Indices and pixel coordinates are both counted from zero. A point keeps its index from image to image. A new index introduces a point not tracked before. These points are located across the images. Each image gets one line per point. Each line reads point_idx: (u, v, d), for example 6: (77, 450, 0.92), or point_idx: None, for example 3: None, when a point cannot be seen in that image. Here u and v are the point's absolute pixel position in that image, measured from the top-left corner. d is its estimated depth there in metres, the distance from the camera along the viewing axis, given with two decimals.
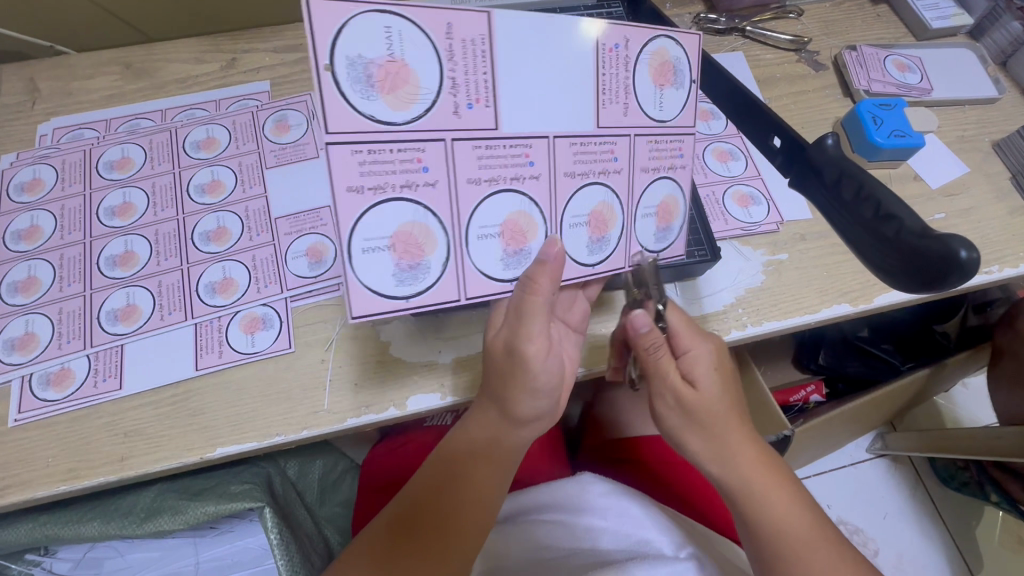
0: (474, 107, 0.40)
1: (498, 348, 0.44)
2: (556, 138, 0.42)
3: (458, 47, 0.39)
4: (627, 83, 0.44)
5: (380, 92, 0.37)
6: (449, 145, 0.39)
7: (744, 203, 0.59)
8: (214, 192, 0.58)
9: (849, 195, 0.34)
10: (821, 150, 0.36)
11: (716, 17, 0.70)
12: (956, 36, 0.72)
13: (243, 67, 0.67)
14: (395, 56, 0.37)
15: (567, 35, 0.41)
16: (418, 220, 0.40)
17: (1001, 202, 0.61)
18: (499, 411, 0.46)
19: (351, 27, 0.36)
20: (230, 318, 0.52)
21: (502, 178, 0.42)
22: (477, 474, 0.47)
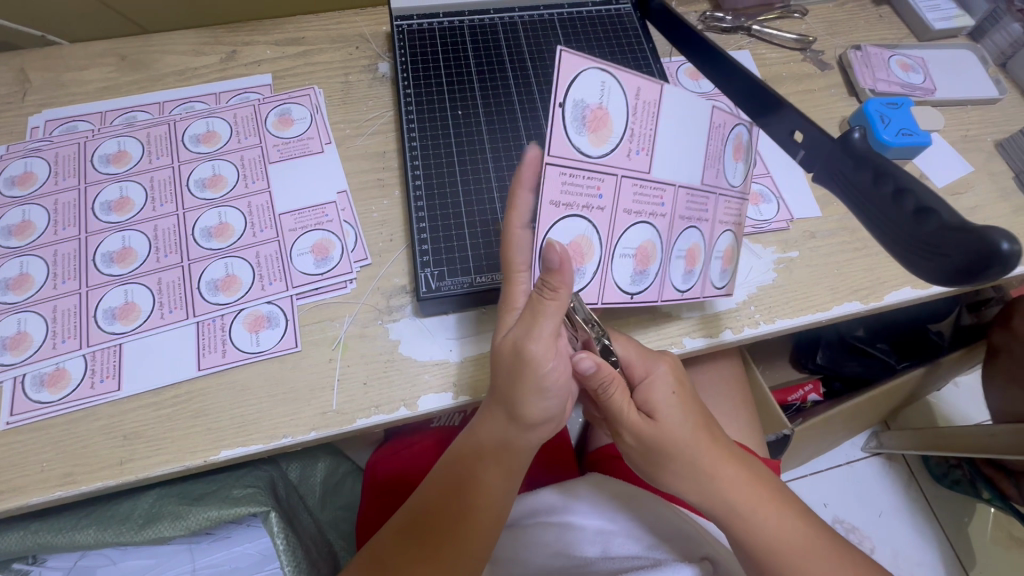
0: (640, 154, 0.42)
1: (503, 343, 0.41)
2: (679, 188, 0.45)
3: (643, 108, 0.41)
4: (718, 152, 0.45)
5: (585, 126, 0.39)
6: (619, 181, 0.42)
7: (754, 201, 0.59)
8: (215, 187, 0.56)
9: (884, 192, 0.32)
10: (848, 147, 0.34)
11: (721, 16, 0.71)
12: (957, 38, 0.73)
13: (244, 60, 0.66)
14: (603, 104, 0.39)
15: (694, 111, 0.43)
16: (587, 235, 0.43)
17: (1004, 201, 0.62)
18: (510, 417, 0.43)
19: (580, 78, 0.38)
20: (234, 317, 0.51)
21: (644, 212, 0.44)
22: (485, 482, 0.45)
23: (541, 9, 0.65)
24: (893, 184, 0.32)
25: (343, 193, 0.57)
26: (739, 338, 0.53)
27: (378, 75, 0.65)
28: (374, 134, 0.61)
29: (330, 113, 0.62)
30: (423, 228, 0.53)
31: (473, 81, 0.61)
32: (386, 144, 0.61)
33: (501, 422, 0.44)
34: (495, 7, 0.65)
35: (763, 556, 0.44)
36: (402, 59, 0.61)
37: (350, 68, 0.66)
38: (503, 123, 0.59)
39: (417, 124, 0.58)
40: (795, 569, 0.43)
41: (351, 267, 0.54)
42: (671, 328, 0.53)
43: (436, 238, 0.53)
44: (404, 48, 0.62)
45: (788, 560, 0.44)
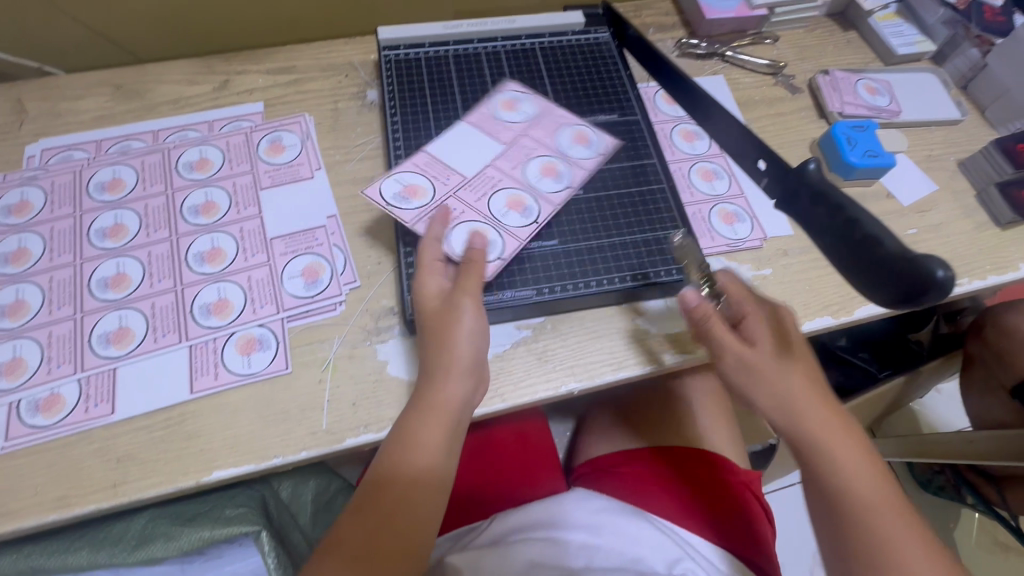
0: (450, 178, 0.56)
1: (430, 306, 0.47)
2: (496, 162, 0.58)
3: (427, 163, 0.56)
4: (486, 129, 0.60)
5: (403, 194, 0.54)
6: (455, 196, 0.55)
7: (729, 221, 0.62)
8: (208, 213, 0.58)
9: (836, 223, 0.34)
10: (804, 178, 0.37)
11: (696, 43, 0.74)
12: (920, 62, 0.76)
13: (237, 88, 0.68)
14: (403, 183, 0.54)
15: (466, 129, 0.60)
16: (471, 229, 0.53)
17: (967, 218, 0.65)
18: (428, 416, 0.44)
19: (387, 190, 0.54)
20: (226, 339, 0.52)
21: (483, 184, 0.56)
22: (401, 511, 0.42)
23: (523, 39, 0.68)
24: (843, 215, 0.34)
25: (333, 217, 0.59)
26: None
27: (366, 102, 0.68)
28: (363, 160, 0.63)
29: (320, 139, 0.64)
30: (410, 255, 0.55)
31: (458, 110, 0.63)
32: (374, 170, 0.63)
33: (422, 427, 0.44)
34: (479, 37, 0.67)
35: (836, 495, 0.44)
36: (389, 88, 0.64)
37: (340, 96, 0.68)
38: None
39: (404, 152, 0.60)
40: (867, 519, 0.43)
41: (340, 289, 0.55)
42: (650, 344, 0.55)
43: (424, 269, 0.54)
44: (390, 78, 0.65)
45: (860, 509, 0.43)
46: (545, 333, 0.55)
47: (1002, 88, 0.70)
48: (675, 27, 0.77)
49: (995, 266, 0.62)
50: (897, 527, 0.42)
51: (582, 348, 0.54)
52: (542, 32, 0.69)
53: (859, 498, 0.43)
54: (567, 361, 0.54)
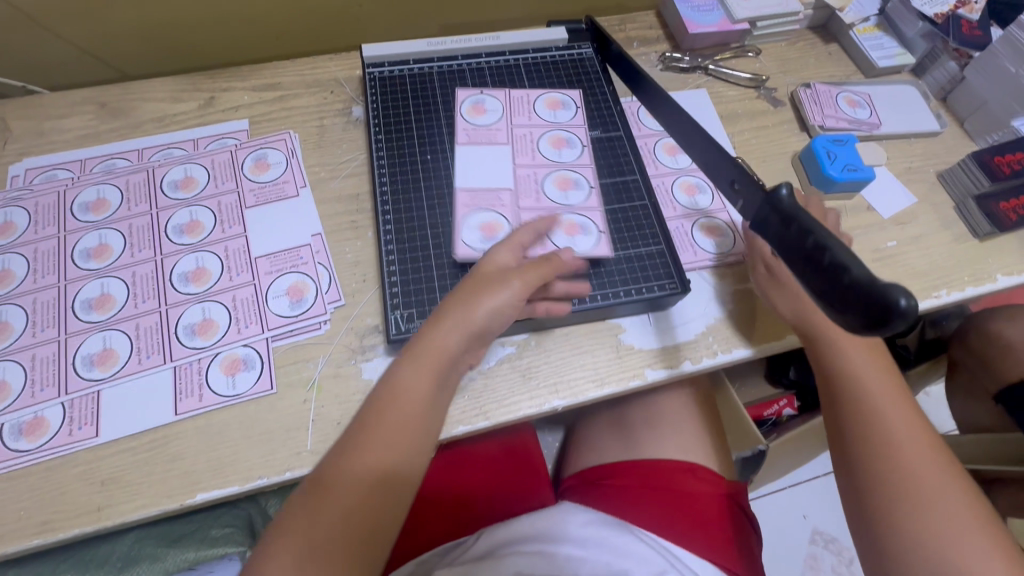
0: (512, 194, 0.59)
1: (491, 271, 0.48)
2: (518, 161, 0.61)
3: (478, 201, 0.58)
4: (486, 140, 0.62)
5: (485, 236, 0.56)
6: (522, 206, 0.58)
7: (711, 235, 0.62)
8: (192, 232, 0.58)
9: (807, 248, 0.35)
10: (777, 203, 0.38)
11: (679, 57, 0.75)
12: (900, 74, 0.77)
13: (222, 105, 0.68)
14: (475, 228, 0.56)
15: (473, 156, 0.61)
16: (563, 221, 0.57)
17: (946, 230, 0.65)
18: (406, 393, 0.43)
19: (464, 239, 0.56)
20: (211, 360, 0.52)
21: (530, 180, 0.60)
22: (372, 492, 0.40)
23: (507, 55, 0.69)
24: (813, 241, 0.35)
25: (318, 235, 0.59)
26: (698, 368, 0.56)
27: (352, 119, 0.68)
28: (348, 177, 0.64)
29: (305, 156, 0.65)
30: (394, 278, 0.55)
31: (442, 126, 0.64)
32: (359, 186, 0.63)
33: (399, 403, 0.43)
34: (463, 53, 0.68)
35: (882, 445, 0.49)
36: (373, 107, 0.64)
37: (326, 112, 0.68)
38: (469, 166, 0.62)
39: (388, 171, 0.61)
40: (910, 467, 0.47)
41: (325, 308, 0.56)
42: (633, 359, 0.56)
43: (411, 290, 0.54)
44: (375, 96, 0.65)
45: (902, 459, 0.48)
46: (529, 349, 0.55)
47: (979, 100, 0.71)
48: (659, 40, 0.77)
49: (973, 277, 0.63)
50: (908, 435, 0.49)
51: (565, 364, 0.55)
52: (526, 48, 0.69)
53: (875, 408, 0.51)
54: (550, 378, 0.54)
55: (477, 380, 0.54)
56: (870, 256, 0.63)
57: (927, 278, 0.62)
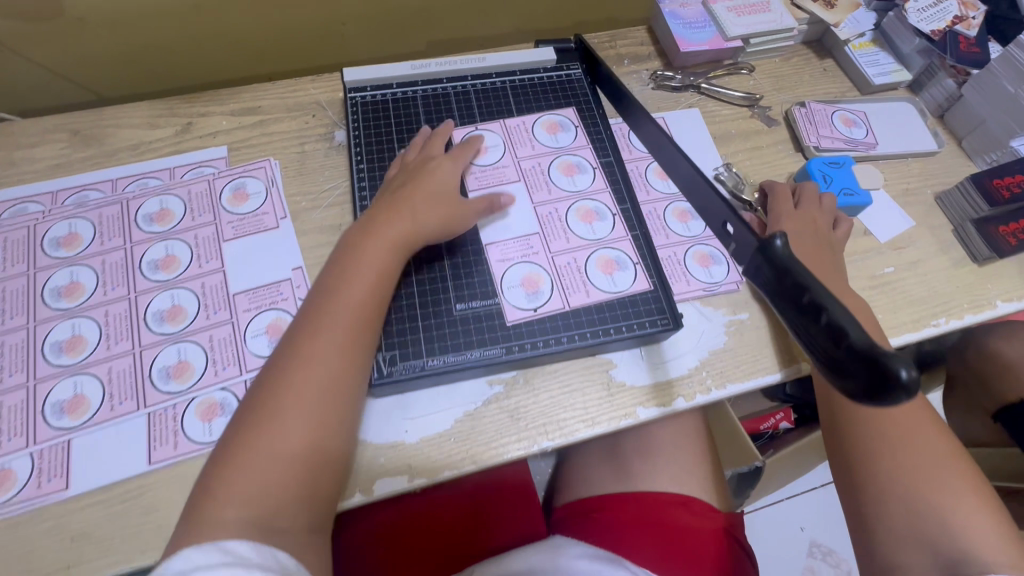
0: (544, 237, 0.59)
1: (428, 176, 0.56)
2: (537, 200, 0.60)
3: (508, 255, 0.57)
4: (496, 182, 0.61)
5: (529, 291, 0.55)
6: (558, 248, 0.58)
7: (705, 263, 0.61)
8: (168, 268, 0.56)
9: (804, 308, 0.33)
10: (771, 256, 0.36)
11: (671, 75, 0.73)
12: (897, 90, 0.75)
13: (199, 131, 0.66)
14: (512, 283, 0.56)
15: (493, 200, 0.60)
16: (598, 258, 0.58)
17: (944, 254, 0.64)
18: (349, 286, 0.48)
19: (507, 296, 0.55)
20: (186, 405, 0.50)
21: (558, 218, 0.60)
22: (327, 398, 0.44)
23: (493, 77, 0.67)
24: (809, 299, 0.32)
25: (298, 269, 0.57)
26: (691, 406, 0.54)
27: (334, 144, 0.66)
28: (329, 207, 0.62)
29: (285, 185, 0.63)
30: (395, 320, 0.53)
31: None
32: (341, 217, 0.61)
33: (348, 292, 0.48)
34: (447, 76, 0.66)
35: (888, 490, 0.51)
36: (355, 135, 0.63)
37: (307, 137, 0.66)
38: None
39: (370, 202, 0.60)
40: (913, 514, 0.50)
41: None
42: (625, 397, 0.54)
43: (433, 339, 0.53)
44: (357, 122, 0.63)
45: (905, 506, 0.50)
46: (517, 388, 0.53)
47: (977, 119, 0.69)
48: (650, 57, 0.75)
49: (972, 304, 0.61)
50: (917, 477, 0.50)
51: (554, 404, 0.53)
52: (512, 70, 0.68)
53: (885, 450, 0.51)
54: (540, 419, 0.53)
55: (464, 422, 0.52)
56: (869, 283, 0.61)
57: (925, 306, 0.60)
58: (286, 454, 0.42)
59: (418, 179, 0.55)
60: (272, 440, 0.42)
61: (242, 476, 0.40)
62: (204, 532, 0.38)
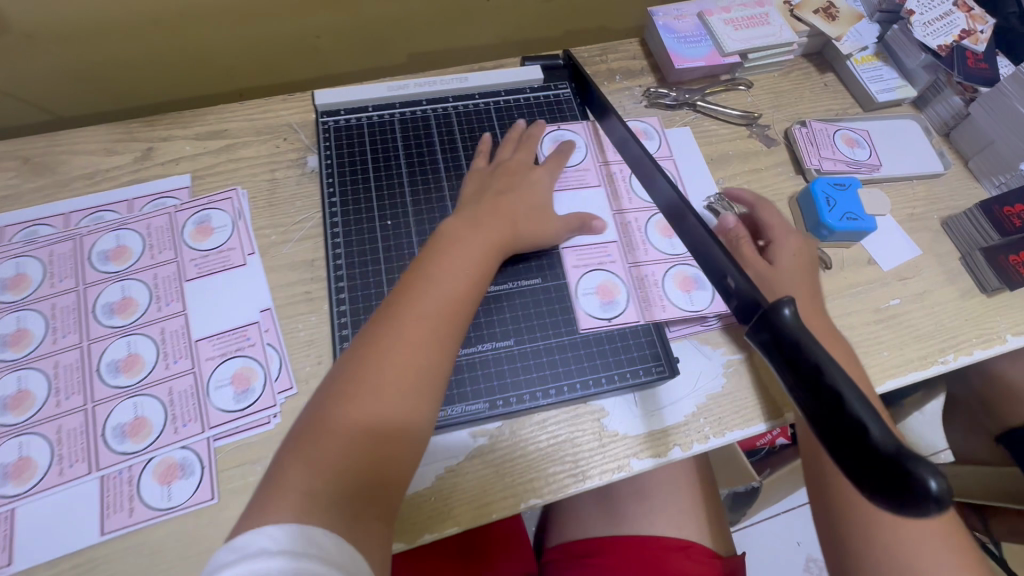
0: (625, 246, 0.58)
1: (525, 182, 0.56)
2: (621, 206, 0.60)
3: (587, 261, 0.57)
4: (581, 183, 0.61)
5: (604, 301, 0.55)
6: (637, 259, 0.58)
7: (687, 286, 0.56)
8: (124, 312, 0.52)
9: (817, 392, 0.29)
10: (781, 325, 0.32)
11: (665, 91, 0.69)
12: (900, 107, 0.72)
13: (161, 157, 0.61)
14: (590, 291, 0.55)
15: (577, 201, 0.60)
16: (676, 273, 0.57)
17: (952, 284, 0.61)
18: (454, 278, 0.47)
19: (584, 304, 0.55)
20: (144, 467, 0.47)
21: (639, 227, 0.59)
22: (399, 391, 0.42)
23: (476, 98, 0.65)
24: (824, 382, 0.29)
25: (267, 311, 0.53)
26: (688, 455, 0.51)
27: (306, 169, 0.61)
28: (300, 240, 0.57)
29: (253, 217, 0.58)
30: (482, 325, 0.53)
31: (402, 177, 0.59)
32: (313, 251, 0.57)
33: (441, 279, 0.46)
34: (427, 98, 0.64)
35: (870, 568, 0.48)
36: (327, 161, 0.59)
37: (277, 163, 0.62)
38: (432, 221, 0.57)
39: (343, 232, 0.56)
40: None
41: (274, 399, 0.50)
42: (617, 448, 0.51)
43: (511, 348, 0.52)
44: (330, 147, 0.60)
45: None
46: (502, 440, 0.50)
47: (985, 140, 0.66)
48: (643, 72, 0.72)
49: (981, 338, 0.58)
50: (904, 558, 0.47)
51: (542, 458, 0.50)
52: (496, 91, 0.65)
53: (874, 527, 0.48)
54: (526, 473, 0.49)
55: (445, 478, 0.48)
56: (874, 317, 0.58)
57: (932, 341, 0.57)
58: (365, 436, 0.40)
59: (520, 186, 0.55)
60: (353, 419, 0.40)
61: (315, 447, 0.39)
62: (277, 506, 0.36)
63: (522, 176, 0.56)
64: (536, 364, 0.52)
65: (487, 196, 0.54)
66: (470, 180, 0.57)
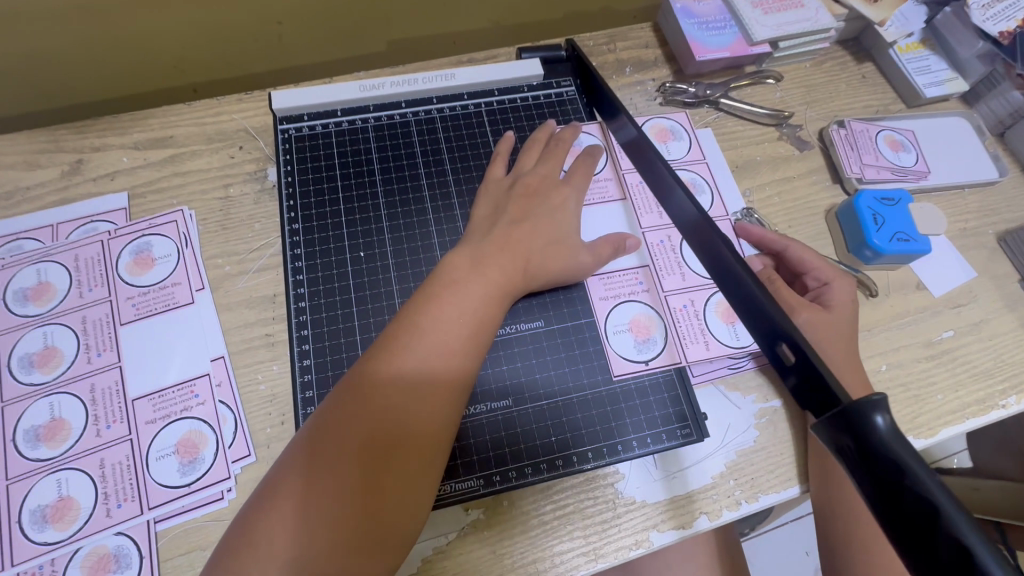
0: (657, 271, 0.50)
1: (536, 200, 0.48)
2: (651, 222, 0.52)
3: (616, 292, 0.49)
4: (606, 197, 0.53)
5: (637, 340, 0.48)
6: (672, 287, 0.50)
7: (729, 317, 0.49)
8: (46, 365, 0.44)
9: (933, 548, 0.21)
10: (870, 435, 0.24)
11: (684, 87, 0.60)
12: (948, 102, 0.63)
13: (92, 172, 0.52)
14: (620, 329, 0.48)
15: (602, 219, 0.51)
16: (716, 302, 0.49)
17: (1011, 311, 0.53)
18: (446, 323, 0.39)
19: (615, 345, 0.47)
20: (69, 559, 0.39)
21: (674, 246, 0.51)
22: (380, 470, 0.34)
23: (465, 99, 0.56)
24: (945, 537, 0.21)
25: (220, 360, 0.45)
26: (717, 525, 0.44)
27: (266, 184, 0.52)
28: (260, 271, 0.49)
29: (203, 243, 0.49)
30: (491, 376, 0.45)
31: (377, 198, 0.51)
32: (275, 284, 0.48)
33: (437, 326, 0.38)
34: (408, 99, 0.55)
35: None
36: (289, 179, 0.51)
37: (231, 176, 0.52)
38: (413, 250, 0.49)
39: (306, 262, 0.48)
40: None
41: (227, 470, 0.42)
42: (634, 519, 0.43)
43: (526, 404, 0.45)
44: (294, 161, 0.52)
45: None
46: (501, 513, 0.42)
47: None
48: (657, 64, 0.62)
49: None
50: None
51: (546, 534, 0.42)
52: (489, 89, 0.56)
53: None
54: (528, 553, 0.41)
55: (433, 562, 0.41)
56: (924, 353, 0.51)
57: (992, 381, 0.50)
58: (338, 523, 0.33)
59: (538, 211, 0.47)
60: (322, 500, 0.33)
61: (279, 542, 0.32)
62: None
63: (542, 198, 0.48)
64: (555, 421, 0.45)
65: (499, 223, 0.45)
66: (483, 199, 0.48)
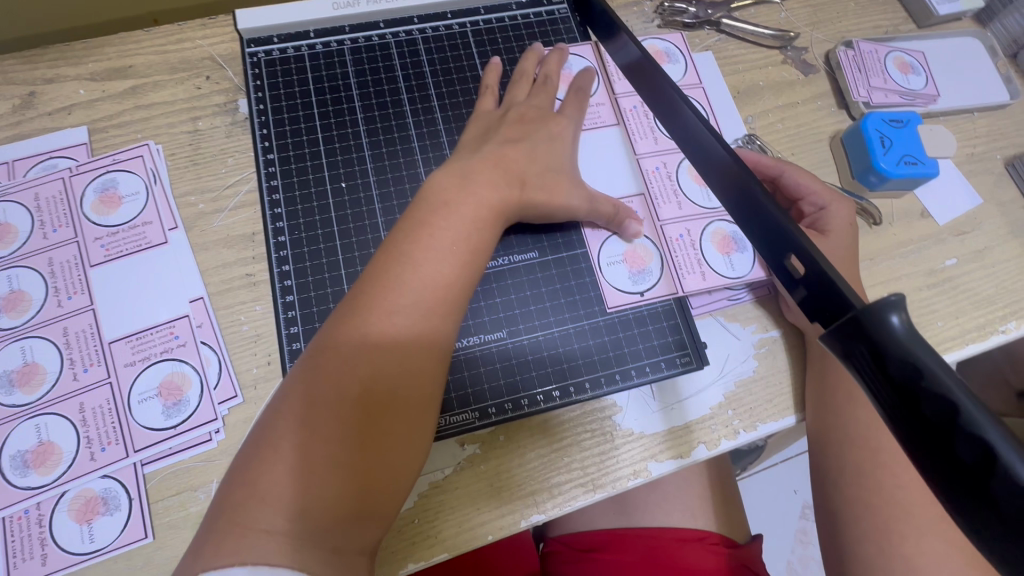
0: (654, 198, 0.48)
1: (527, 125, 0.45)
2: (648, 149, 0.49)
3: None
4: (603, 122, 0.50)
5: (633, 271, 0.46)
6: (668, 215, 0.47)
7: (725, 248, 0.47)
8: (14, 309, 0.41)
9: (951, 448, 0.20)
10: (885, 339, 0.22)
11: (684, 6, 0.56)
12: (961, 21, 0.60)
13: (47, 105, 0.48)
14: (615, 260, 0.46)
15: (598, 146, 0.49)
16: (712, 231, 0.47)
17: (1015, 238, 0.52)
18: (434, 257, 0.36)
19: (610, 276, 0.46)
20: (56, 503, 0.38)
21: (671, 175, 0.49)
22: (378, 410, 0.33)
23: (448, 19, 0.52)
24: (966, 438, 0.20)
25: (199, 301, 0.43)
26: (715, 454, 0.43)
27: (237, 116, 0.48)
28: (236, 210, 0.46)
29: (172, 180, 0.46)
30: (485, 310, 0.44)
31: (358, 126, 0.47)
32: (252, 222, 0.45)
33: (427, 261, 0.36)
34: (386, 18, 0.51)
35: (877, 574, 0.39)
36: (261, 107, 0.47)
37: (199, 108, 0.49)
38: (397, 181, 0.46)
39: (286, 195, 0.45)
40: None
41: (214, 412, 0.41)
42: (634, 449, 0.42)
43: (520, 337, 0.44)
44: (266, 89, 0.48)
45: None
46: (498, 448, 0.42)
47: None
48: None
49: None
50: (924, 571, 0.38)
51: (543, 466, 0.41)
52: (472, 8, 0.52)
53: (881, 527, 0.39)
54: (527, 484, 0.41)
55: (429, 496, 0.40)
56: (927, 280, 0.50)
57: (994, 306, 0.49)
58: (337, 464, 0.31)
59: (533, 137, 0.44)
60: (318, 446, 0.31)
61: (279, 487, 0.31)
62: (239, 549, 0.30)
63: (534, 123, 0.45)
64: (551, 355, 0.43)
65: (487, 150, 0.42)
66: (471, 125, 0.45)
